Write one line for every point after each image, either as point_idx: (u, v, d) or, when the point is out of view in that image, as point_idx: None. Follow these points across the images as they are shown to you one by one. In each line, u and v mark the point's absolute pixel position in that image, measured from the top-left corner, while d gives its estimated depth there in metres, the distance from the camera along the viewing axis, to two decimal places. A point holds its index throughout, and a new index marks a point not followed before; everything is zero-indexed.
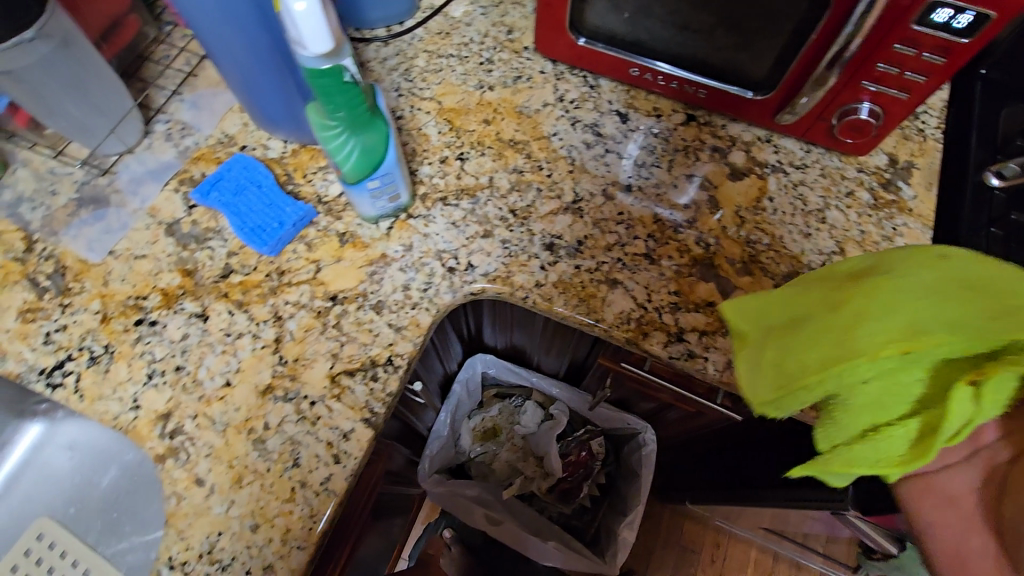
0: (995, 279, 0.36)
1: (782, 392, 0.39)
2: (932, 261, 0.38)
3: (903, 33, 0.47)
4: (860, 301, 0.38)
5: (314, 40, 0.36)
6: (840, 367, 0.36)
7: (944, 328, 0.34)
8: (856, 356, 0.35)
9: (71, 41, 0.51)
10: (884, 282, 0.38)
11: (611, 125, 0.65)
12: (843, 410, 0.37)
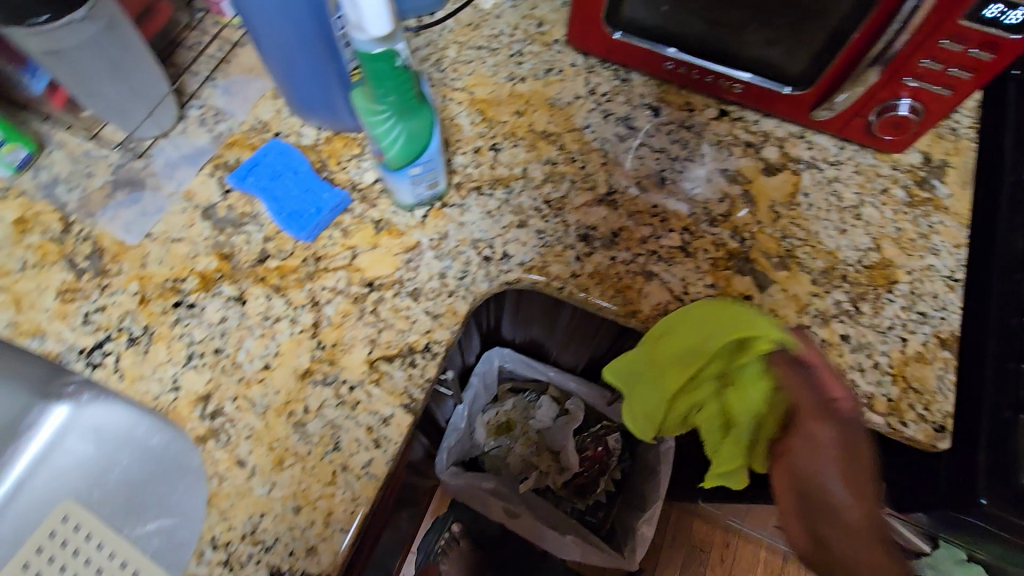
0: (719, 311, 0.49)
1: (658, 423, 0.51)
2: (681, 316, 0.50)
3: (952, 29, 0.47)
4: (664, 351, 0.50)
5: (374, 22, 0.37)
6: (680, 392, 0.49)
7: (701, 353, 0.47)
8: (683, 384, 0.48)
9: (118, 24, 0.51)
10: (668, 333, 0.50)
11: (643, 119, 0.65)
12: (707, 422, 0.49)
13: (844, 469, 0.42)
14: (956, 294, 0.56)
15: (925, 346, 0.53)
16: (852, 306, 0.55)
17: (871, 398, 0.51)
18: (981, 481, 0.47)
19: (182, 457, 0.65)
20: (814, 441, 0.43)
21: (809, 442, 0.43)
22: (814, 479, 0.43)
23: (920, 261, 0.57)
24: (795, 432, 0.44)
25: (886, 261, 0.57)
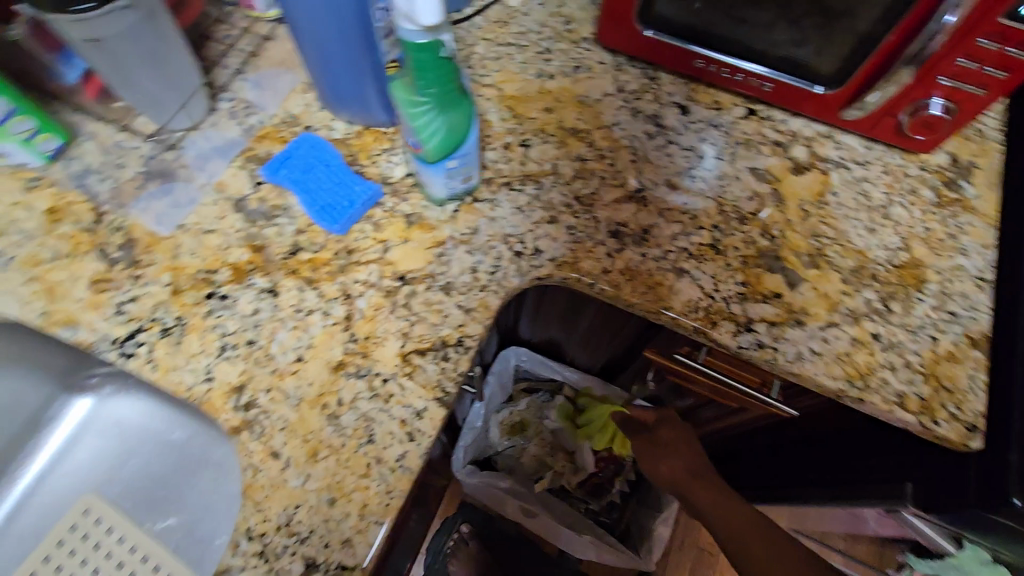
0: None
1: None
2: None
3: (990, 27, 0.47)
4: None
5: (424, 12, 0.37)
6: None
7: None
8: None
9: (157, 15, 0.51)
10: None
11: (672, 117, 0.65)
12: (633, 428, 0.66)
13: (665, 447, 0.68)
14: (985, 294, 0.56)
15: (957, 345, 0.53)
16: (883, 305, 0.55)
17: (904, 396, 0.51)
18: (1013, 479, 0.47)
19: (205, 450, 0.65)
20: (655, 441, 0.70)
21: (647, 440, 0.71)
22: (648, 464, 0.68)
23: (950, 261, 0.58)
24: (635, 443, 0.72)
25: (916, 261, 0.57)
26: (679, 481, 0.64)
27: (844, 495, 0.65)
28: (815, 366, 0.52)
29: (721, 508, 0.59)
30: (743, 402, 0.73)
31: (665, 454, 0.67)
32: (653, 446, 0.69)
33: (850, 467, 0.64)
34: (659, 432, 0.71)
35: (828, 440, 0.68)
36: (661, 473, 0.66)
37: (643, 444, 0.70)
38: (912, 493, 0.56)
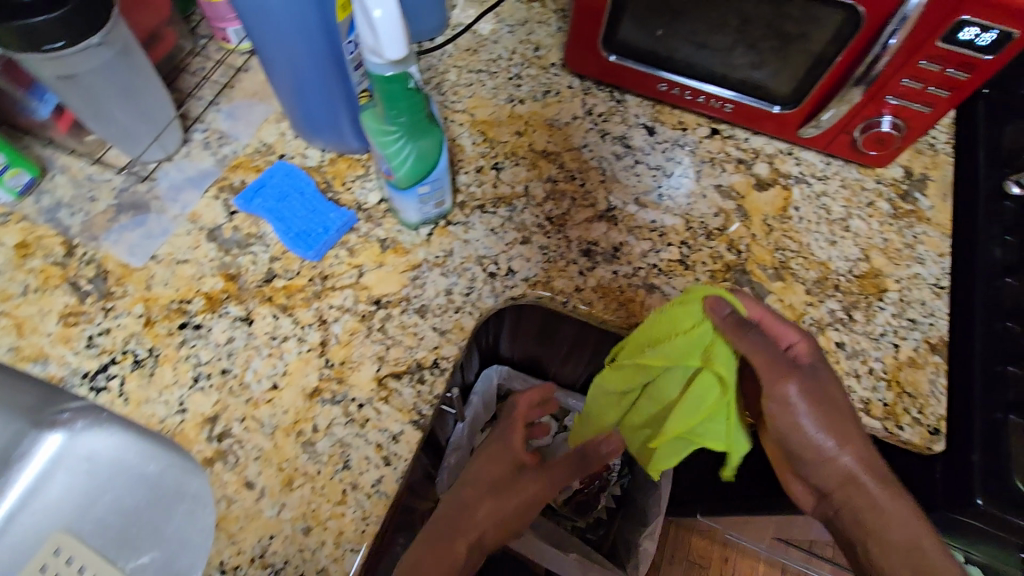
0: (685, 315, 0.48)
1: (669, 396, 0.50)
2: (679, 326, 0.48)
3: (930, 51, 0.50)
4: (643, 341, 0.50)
5: (388, 48, 0.39)
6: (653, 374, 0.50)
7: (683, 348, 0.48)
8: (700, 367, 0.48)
9: (130, 50, 0.51)
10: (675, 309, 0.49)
11: (639, 138, 0.67)
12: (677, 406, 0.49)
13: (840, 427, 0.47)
14: (943, 301, 0.58)
15: (917, 351, 0.55)
16: (846, 314, 0.57)
17: (868, 403, 0.53)
18: (978, 481, 0.48)
19: (179, 484, 0.63)
20: (821, 406, 0.47)
21: (813, 402, 0.47)
22: (814, 444, 0.47)
23: (907, 270, 0.60)
24: (783, 392, 0.46)
25: (875, 271, 0.60)
26: (858, 479, 0.47)
27: None
28: None
29: (890, 512, 0.47)
30: None
31: (845, 432, 0.47)
32: (839, 419, 0.47)
33: None
34: (832, 394, 0.48)
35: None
36: (829, 465, 0.48)
37: (824, 415, 0.47)
38: None
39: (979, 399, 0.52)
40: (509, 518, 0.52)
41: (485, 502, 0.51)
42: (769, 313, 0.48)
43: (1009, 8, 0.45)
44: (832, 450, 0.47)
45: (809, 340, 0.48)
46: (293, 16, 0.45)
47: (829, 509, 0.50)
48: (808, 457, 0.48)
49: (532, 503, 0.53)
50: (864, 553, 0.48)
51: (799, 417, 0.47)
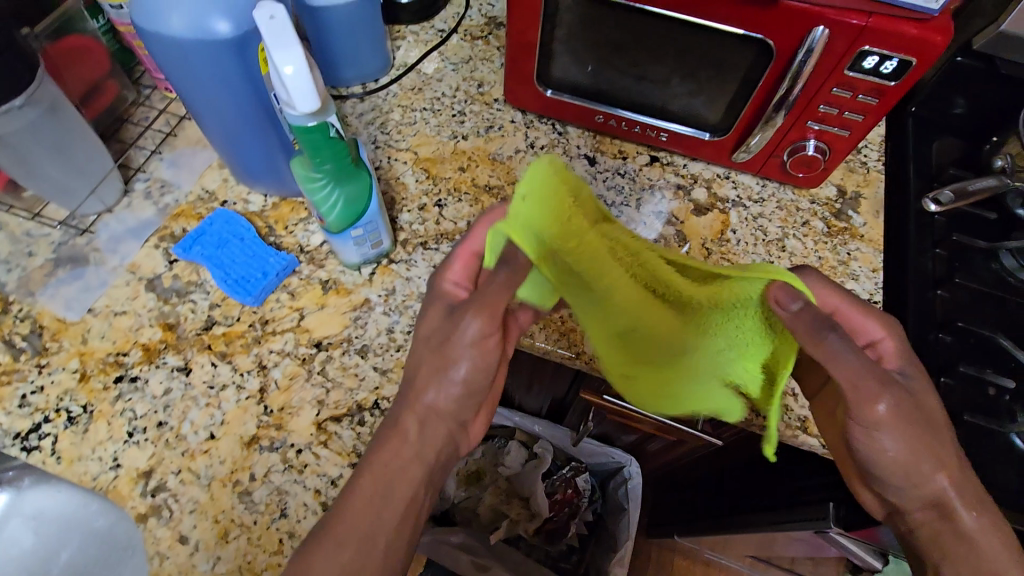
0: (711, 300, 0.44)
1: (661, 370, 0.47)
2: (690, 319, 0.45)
3: (840, 78, 0.52)
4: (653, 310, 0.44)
5: (301, 99, 0.40)
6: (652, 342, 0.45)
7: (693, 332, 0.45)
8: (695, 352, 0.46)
9: (60, 107, 0.52)
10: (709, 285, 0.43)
11: (580, 168, 0.69)
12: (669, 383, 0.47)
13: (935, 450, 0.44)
14: None
15: None
16: None
17: (806, 421, 0.53)
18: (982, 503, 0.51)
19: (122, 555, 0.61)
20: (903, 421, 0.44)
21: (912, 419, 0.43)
22: (905, 462, 0.44)
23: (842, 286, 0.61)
24: (885, 411, 0.42)
25: None
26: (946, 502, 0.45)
27: (786, 515, 0.68)
28: None
29: (975, 540, 0.44)
30: (680, 434, 0.74)
31: (934, 457, 0.44)
32: (931, 439, 0.44)
33: (794, 488, 0.67)
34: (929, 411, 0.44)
35: (778, 463, 0.70)
36: (921, 488, 0.45)
37: (915, 439, 0.43)
38: (834, 512, 0.60)
39: None
40: (469, 370, 0.43)
41: (434, 377, 0.44)
42: (845, 304, 0.49)
43: (903, 39, 0.48)
44: (915, 465, 0.44)
45: (896, 337, 0.48)
46: (218, 70, 0.46)
47: (899, 525, 0.48)
48: (898, 481, 0.45)
49: (488, 335, 0.43)
50: (933, 566, 0.46)
51: (883, 442, 0.43)
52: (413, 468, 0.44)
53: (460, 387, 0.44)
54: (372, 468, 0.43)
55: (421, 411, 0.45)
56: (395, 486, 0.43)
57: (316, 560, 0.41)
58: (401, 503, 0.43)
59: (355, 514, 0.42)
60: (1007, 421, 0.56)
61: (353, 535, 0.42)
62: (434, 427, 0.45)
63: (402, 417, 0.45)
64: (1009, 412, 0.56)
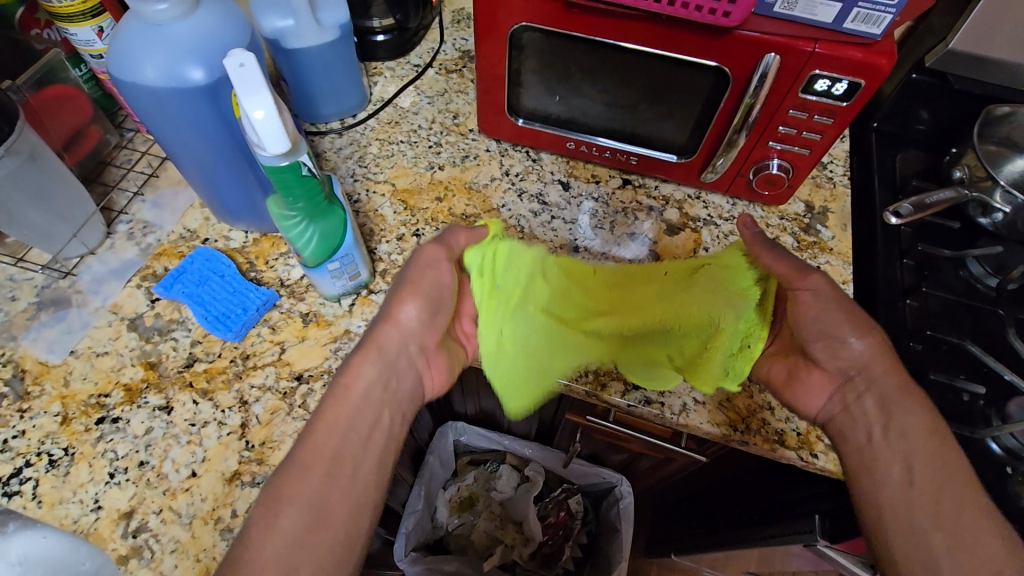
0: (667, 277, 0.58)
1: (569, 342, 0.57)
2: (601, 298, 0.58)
3: (795, 100, 0.55)
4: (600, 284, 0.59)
5: (271, 140, 0.42)
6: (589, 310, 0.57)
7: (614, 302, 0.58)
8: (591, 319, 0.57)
9: (38, 155, 0.54)
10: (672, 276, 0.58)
11: (554, 194, 0.71)
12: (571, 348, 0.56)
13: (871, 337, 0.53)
14: None
15: None
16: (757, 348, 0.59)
17: (783, 434, 0.54)
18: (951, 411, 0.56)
19: None
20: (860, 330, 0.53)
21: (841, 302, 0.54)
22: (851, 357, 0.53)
23: None
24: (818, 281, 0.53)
25: None
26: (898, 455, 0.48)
27: (778, 530, 0.68)
28: (700, 415, 0.55)
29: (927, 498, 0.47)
30: (667, 452, 0.74)
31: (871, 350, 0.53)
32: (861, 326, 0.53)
33: (780, 501, 0.68)
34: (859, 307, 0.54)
35: (764, 478, 0.71)
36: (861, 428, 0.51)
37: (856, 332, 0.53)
38: (820, 524, 0.60)
39: None
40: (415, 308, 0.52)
41: (408, 294, 0.52)
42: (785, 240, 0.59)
43: (850, 64, 0.50)
44: (862, 356, 0.52)
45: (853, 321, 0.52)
46: (192, 114, 0.48)
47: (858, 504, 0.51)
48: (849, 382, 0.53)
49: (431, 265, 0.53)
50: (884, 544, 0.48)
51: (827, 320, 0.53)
52: (380, 389, 0.50)
53: (418, 306, 0.52)
54: (342, 393, 0.48)
55: (392, 331, 0.51)
56: (363, 416, 0.48)
57: (289, 487, 0.44)
58: (365, 430, 0.48)
59: (323, 439, 0.46)
60: (980, 426, 0.56)
61: (321, 460, 0.45)
62: (404, 350, 0.52)
63: (371, 341, 0.51)
64: (984, 418, 0.57)
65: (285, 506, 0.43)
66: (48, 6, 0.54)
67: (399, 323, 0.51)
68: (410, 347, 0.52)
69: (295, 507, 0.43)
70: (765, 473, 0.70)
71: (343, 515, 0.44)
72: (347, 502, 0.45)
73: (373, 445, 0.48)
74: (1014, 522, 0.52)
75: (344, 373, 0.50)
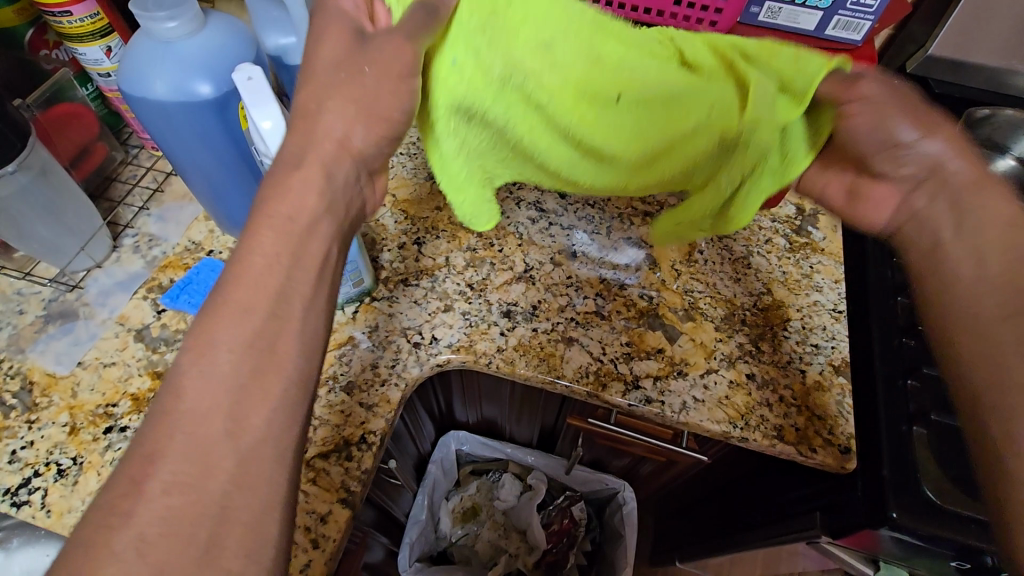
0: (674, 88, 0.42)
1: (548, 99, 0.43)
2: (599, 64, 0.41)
3: None
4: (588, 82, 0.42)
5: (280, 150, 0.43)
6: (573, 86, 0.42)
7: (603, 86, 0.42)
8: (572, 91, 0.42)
9: (49, 171, 0.55)
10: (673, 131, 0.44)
11: (552, 201, 0.70)
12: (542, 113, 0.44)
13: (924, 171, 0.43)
14: (843, 324, 0.62)
15: (823, 374, 0.58)
16: (754, 346, 0.60)
17: (782, 430, 0.55)
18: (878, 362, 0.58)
19: None
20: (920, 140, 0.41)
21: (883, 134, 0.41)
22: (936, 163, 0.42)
23: (807, 298, 0.64)
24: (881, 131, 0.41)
25: (778, 302, 0.63)
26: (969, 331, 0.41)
27: (782, 529, 0.68)
28: (699, 413, 0.56)
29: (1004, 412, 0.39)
30: (669, 455, 0.75)
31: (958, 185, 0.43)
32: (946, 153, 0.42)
33: (780, 503, 0.68)
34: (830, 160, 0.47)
35: (762, 477, 0.71)
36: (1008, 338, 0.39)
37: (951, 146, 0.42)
38: (821, 521, 0.61)
39: (885, 413, 0.55)
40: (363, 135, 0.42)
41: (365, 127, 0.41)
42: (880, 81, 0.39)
43: None
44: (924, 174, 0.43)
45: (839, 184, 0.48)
46: (199, 127, 0.49)
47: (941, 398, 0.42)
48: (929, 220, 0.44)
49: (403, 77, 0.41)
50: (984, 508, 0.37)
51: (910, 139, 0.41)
52: (309, 247, 0.39)
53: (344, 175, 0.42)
54: (274, 223, 0.38)
55: (332, 145, 0.41)
56: (300, 256, 0.38)
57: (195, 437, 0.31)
58: (303, 287, 0.37)
59: (255, 279, 0.36)
60: None
61: (262, 301, 0.35)
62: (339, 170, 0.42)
63: (306, 157, 0.40)
64: None
65: (222, 353, 0.33)
66: (59, 28, 0.56)
67: (332, 132, 0.41)
68: (346, 179, 0.42)
69: (236, 354, 0.33)
70: (767, 473, 0.71)
71: (289, 376, 0.35)
72: (292, 360, 0.35)
73: (326, 322, 0.39)
74: None
75: (266, 203, 0.38)
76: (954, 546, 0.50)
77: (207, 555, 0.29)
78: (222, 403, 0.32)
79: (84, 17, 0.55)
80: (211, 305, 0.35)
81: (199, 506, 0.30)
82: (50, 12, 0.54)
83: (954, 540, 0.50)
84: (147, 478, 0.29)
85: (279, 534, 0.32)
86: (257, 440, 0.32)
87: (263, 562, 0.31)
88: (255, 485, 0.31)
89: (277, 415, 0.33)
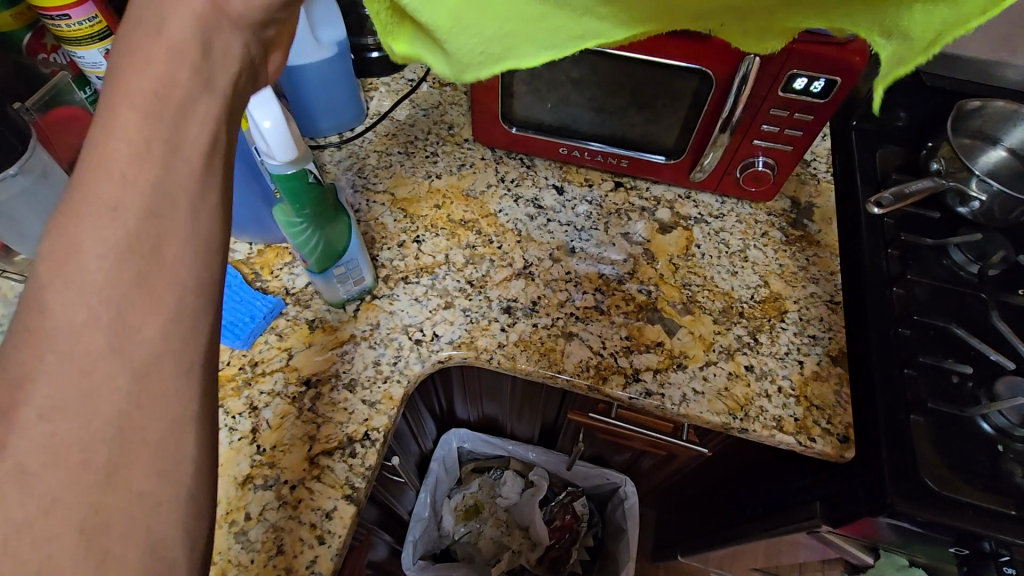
0: None
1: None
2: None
3: (776, 100, 0.55)
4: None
5: (281, 150, 0.44)
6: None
7: None
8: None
9: (52, 173, 0.55)
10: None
11: (550, 198, 0.70)
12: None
13: None
14: (839, 315, 0.63)
15: (821, 365, 0.59)
16: (752, 338, 0.61)
17: (781, 420, 0.56)
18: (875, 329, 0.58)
19: None
20: None
21: None
22: None
23: (803, 290, 0.64)
24: None
25: (775, 295, 0.64)
26: None
27: (781, 521, 0.69)
28: (700, 404, 0.56)
29: None
30: (669, 448, 0.75)
31: None
32: None
33: (782, 492, 0.69)
34: None
35: (763, 469, 0.72)
36: None
37: None
38: (821, 510, 0.61)
39: (884, 403, 0.56)
40: None
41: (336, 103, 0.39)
42: None
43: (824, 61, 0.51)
44: None
45: None
46: None
47: None
48: None
49: None
50: None
51: None
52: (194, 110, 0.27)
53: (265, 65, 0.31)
54: (133, 92, 0.25)
55: (202, 12, 0.27)
56: (181, 137, 0.26)
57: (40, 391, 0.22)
58: (190, 160, 0.26)
59: (123, 163, 0.25)
60: (969, 405, 0.56)
61: (133, 193, 0.25)
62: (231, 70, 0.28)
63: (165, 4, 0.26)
64: (973, 398, 0.56)
65: (89, 257, 0.24)
66: (56, 31, 0.56)
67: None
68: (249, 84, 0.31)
69: (111, 261, 0.24)
70: (766, 466, 0.71)
71: (185, 284, 0.25)
72: (189, 261, 0.25)
73: None
74: (1006, 496, 0.52)
75: (124, 50, 0.26)
76: (953, 531, 0.51)
77: (110, 477, 0.22)
78: (97, 316, 0.23)
79: (83, 21, 0.55)
80: (67, 197, 0.25)
81: (86, 428, 0.22)
82: (49, 16, 0.54)
83: (954, 526, 0.50)
84: (16, 408, 0.22)
85: (204, 451, 0.25)
86: (153, 355, 0.24)
87: (180, 492, 0.24)
88: (158, 404, 0.24)
89: (178, 325, 0.24)
